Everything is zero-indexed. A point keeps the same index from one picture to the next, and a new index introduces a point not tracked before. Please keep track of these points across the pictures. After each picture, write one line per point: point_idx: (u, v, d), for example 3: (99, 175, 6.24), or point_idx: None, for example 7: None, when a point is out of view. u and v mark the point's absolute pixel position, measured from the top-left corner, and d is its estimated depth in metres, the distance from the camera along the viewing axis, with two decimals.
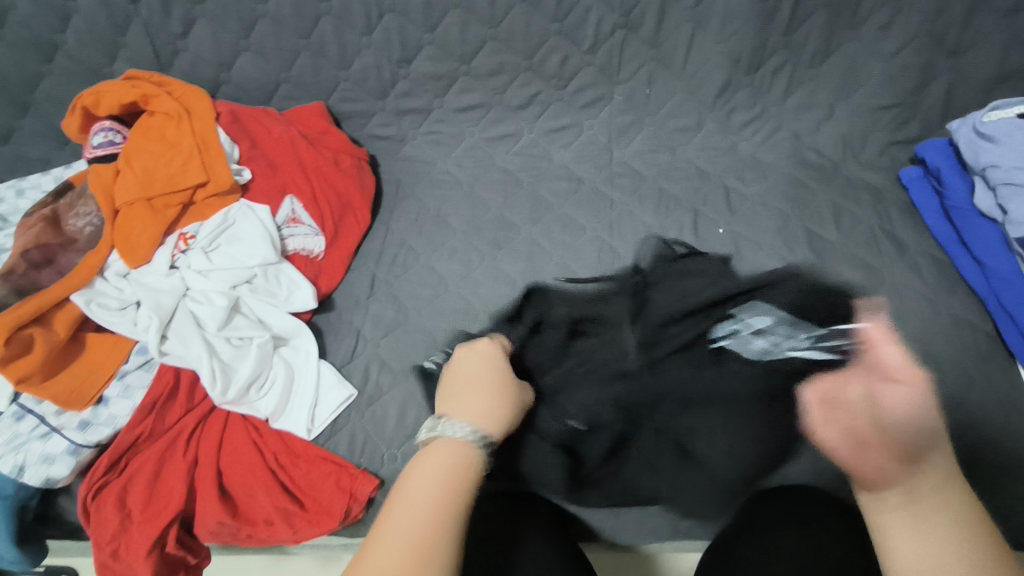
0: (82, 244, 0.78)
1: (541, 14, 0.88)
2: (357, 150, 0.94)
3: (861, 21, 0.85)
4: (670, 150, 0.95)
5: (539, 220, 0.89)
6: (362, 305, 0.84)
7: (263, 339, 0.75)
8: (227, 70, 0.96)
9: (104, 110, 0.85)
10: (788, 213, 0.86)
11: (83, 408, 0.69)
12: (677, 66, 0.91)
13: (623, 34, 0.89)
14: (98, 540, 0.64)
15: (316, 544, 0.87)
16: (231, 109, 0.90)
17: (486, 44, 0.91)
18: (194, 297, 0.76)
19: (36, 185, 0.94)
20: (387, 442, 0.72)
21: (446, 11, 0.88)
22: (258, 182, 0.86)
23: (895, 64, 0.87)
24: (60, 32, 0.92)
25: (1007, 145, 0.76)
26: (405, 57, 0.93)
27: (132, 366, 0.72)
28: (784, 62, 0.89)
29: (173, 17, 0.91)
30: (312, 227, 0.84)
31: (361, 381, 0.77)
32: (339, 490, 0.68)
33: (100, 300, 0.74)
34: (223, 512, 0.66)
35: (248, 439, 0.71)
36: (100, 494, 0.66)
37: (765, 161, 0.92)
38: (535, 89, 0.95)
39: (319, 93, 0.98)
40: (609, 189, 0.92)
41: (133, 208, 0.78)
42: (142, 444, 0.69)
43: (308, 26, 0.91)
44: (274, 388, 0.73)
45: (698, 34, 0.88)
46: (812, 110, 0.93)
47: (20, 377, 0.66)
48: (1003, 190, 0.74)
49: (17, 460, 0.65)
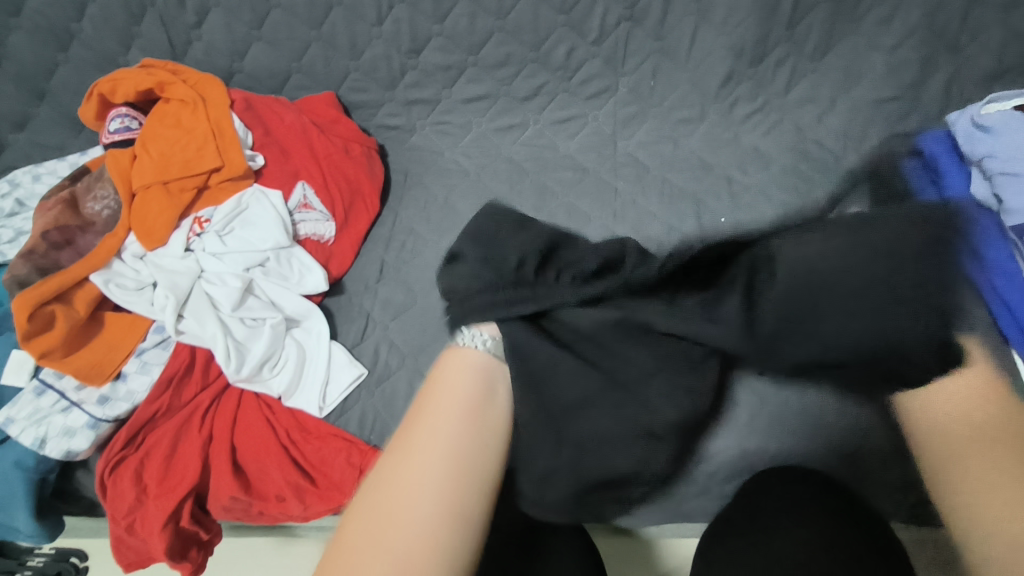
0: (100, 226, 0.80)
1: (548, 6, 0.90)
2: (367, 139, 0.96)
3: (862, 15, 0.87)
4: (674, 141, 0.97)
5: (545, 208, 0.91)
6: (372, 289, 0.86)
7: (276, 320, 0.77)
8: (240, 59, 0.98)
9: (121, 97, 0.88)
10: (788, 203, 0.87)
11: (102, 383, 0.71)
12: (681, 58, 0.93)
13: (628, 26, 0.91)
14: (115, 514, 0.67)
15: (323, 526, 0.88)
16: (245, 97, 0.92)
17: (494, 35, 0.93)
18: (208, 279, 0.78)
19: (51, 171, 0.96)
20: (397, 420, 0.74)
21: (455, 3, 0.90)
22: (271, 168, 0.88)
23: (895, 57, 0.89)
24: (77, 21, 0.94)
25: (1003, 136, 0.78)
26: (414, 48, 0.95)
27: (150, 344, 0.74)
28: (786, 55, 0.91)
29: (187, 7, 0.93)
30: (323, 212, 0.86)
31: (371, 362, 0.79)
32: (350, 466, 0.70)
33: (117, 280, 0.76)
34: (237, 486, 0.68)
35: (261, 417, 0.73)
36: (118, 468, 0.68)
37: (766, 152, 0.94)
38: (541, 80, 0.97)
39: (329, 83, 1.00)
40: (614, 178, 0.94)
41: (149, 191, 0.80)
42: (159, 420, 0.71)
43: (320, 17, 0.93)
44: (287, 367, 0.75)
45: (701, 26, 0.90)
46: (814, 103, 0.94)
47: (42, 351, 0.68)
48: (999, 179, 0.76)
49: (39, 433, 0.67)
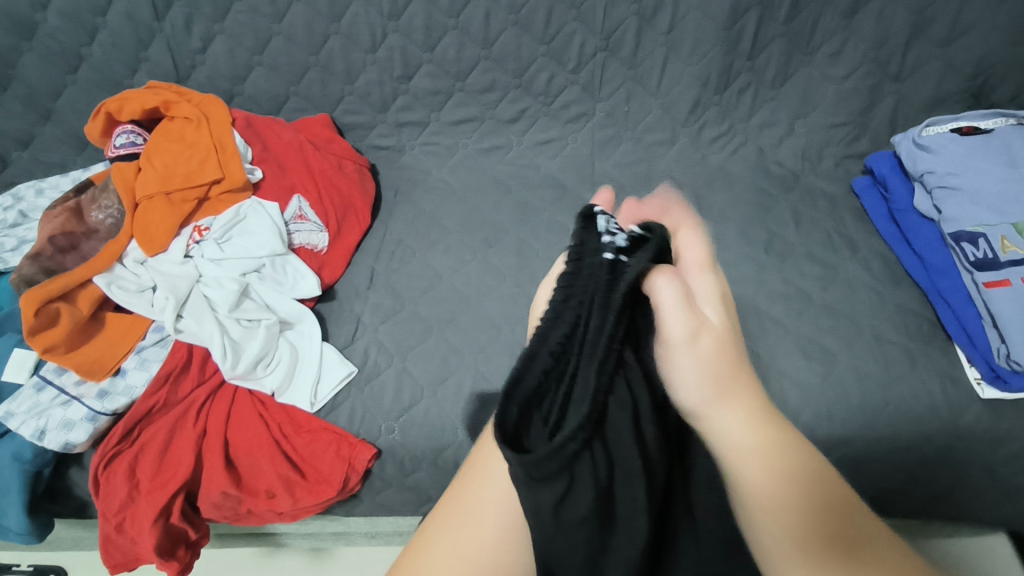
0: (103, 233, 0.85)
1: (530, 36, 0.97)
2: (360, 158, 1.02)
3: (814, 48, 0.96)
4: (647, 162, 1.04)
5: (527, 222, 0.97)
6: (362, 295, 0.89)
7: (270, 321, 0.80)
8: (241, 83, 1.05)
9: (127, 115, 0.93)
10: (753, 217, 0.94)
11: (102, 378, 0.75)
12: (653, 86, 1.01)
13: (604, 56, 0.99)
14: (106, 511, 0.69)
15: (310, 533, 0.95)
16: (246, 116, 0.98)
17: (480, 63, 1.01)
18: (206, 283, 0.81)
19: (55, 186, 1.01)
20: (385, 414, 0.78)
21: (444, 34, 0.98)
22: (269, 181, 0.93)
23: (845, 86, 0.98)
24: (87, 46, 0.99)
25: (942, 155, 0.87)
26: (405, 74, 1.02)
27: (149, 342, 0.78)
28: (747, 83, 0.99)
29: (194, 33, 0.99)
30: (317, 223, 0.91)
31: (360, 361, 0.82)
32: (339, 459, 0.73)
33: (119, 283, 0.81)
34: (228, 482, 0.70)
35: (254, 411, 0.76)
36: (111, 463, 0.70)
37: (732, 172, 1.02)
38: (524, 105, 1.05)
39: (325, 106, 1.07)
40: (591, 196, 1.00)
41: (152, 201, 0.84)
42: (156, 414, 0.74)
43: (318, 44, 1.00)
44: (279, 366, 0.78)
45: (671, 57, 0.98)
46: (774, 127, 1.03)
47: (46, 346, 0.73)
48: (939, 193, 0.85)
49: (39, 425, 0.70)
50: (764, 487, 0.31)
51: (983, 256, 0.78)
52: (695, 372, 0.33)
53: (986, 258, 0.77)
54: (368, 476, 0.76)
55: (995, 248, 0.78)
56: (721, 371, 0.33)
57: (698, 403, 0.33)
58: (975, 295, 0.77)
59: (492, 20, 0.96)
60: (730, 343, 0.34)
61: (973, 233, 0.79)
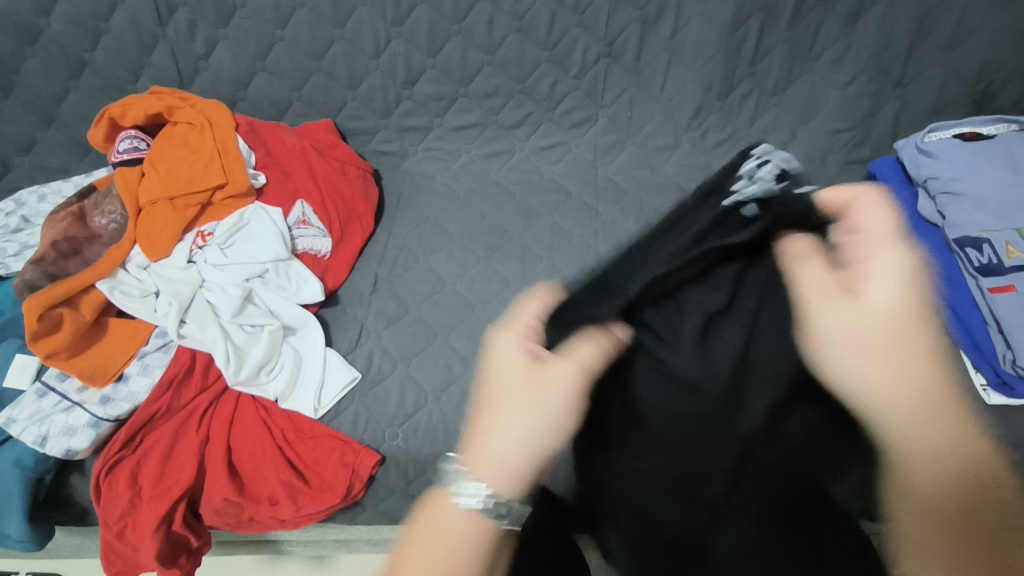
0: (107, 239, 0.85)
1: (533, 42, 0.98)
2: (362, 163, 1.02)
3: (817, 54, 0.96)
4: (651, 167, 1.04)
5: (530, 228, 0.96)
6: (366, 300, 0.89)
7: (274, 327, 0.80)
8: (244, 88, 1.05)
9: (130, 120, 0.93)
10: None
11: (105, 384, 0.74)
12: (655, 92, 1.01)
13: (606, 61, 0.99)
14: (107, 518, 0.68)
15: (312, 541, 0.93)
16: (249, 121, 0.98)
17: (483, 68, 1.01)
18: (209, 288, 0.81)
19: (57, 191, 1.01)
20: (389, 420, 0.77)
21: (447, 39, 0.98)
22: (272, 186, 0.93)
23: (848, 92, 0.98)
24: (90, 51, 0.99)
25: (945, 160, 0.87)
26: (408, 80, 1.02)
27: (151, 348, 0.78)
28: (750, 90, 1.00)
29: (197, 39, 0.99)
30: (320, 228, 0.91)
31: (364, 367, 0.82)
32: (342, 465, 0.73)
33: (122, 288, 0.81)
34: (231, 488, 0.70)
35: (257, 417, 0.75)
36: (113, 470, 0.70)
37: None
38: (527, 110, 1.05)
39: (328, 111, 1.07)
40: (595, 201, 1.00)
41: (155, 206, 0.84)
42: (157, 420, 0.74)
43: (322, 50, 1.00)
44: (283, 372, 0.78)
45: (674, 64, 0.98)
46: (777, 133, 1.03)
47: (49, 352, 0.72)
48: (943, 198, 0.85)
49: (41, 431, 0.70)
50: (924, 459, 0.37)
51: (988, 261, 0.77)
52: (854, 342, 0.40)
53: (990, 264, 0.77)
54: (372, 483, 0.76)
55: (999, 253, 0.77)
56: (883, 341, 0.39)
57: (868, 380, 0.39)
58: (981, 301, 0.77)
59: (495, 26, 0.96)
60: (901, 310, 0.40)
61: (977, 238, 0.79)
